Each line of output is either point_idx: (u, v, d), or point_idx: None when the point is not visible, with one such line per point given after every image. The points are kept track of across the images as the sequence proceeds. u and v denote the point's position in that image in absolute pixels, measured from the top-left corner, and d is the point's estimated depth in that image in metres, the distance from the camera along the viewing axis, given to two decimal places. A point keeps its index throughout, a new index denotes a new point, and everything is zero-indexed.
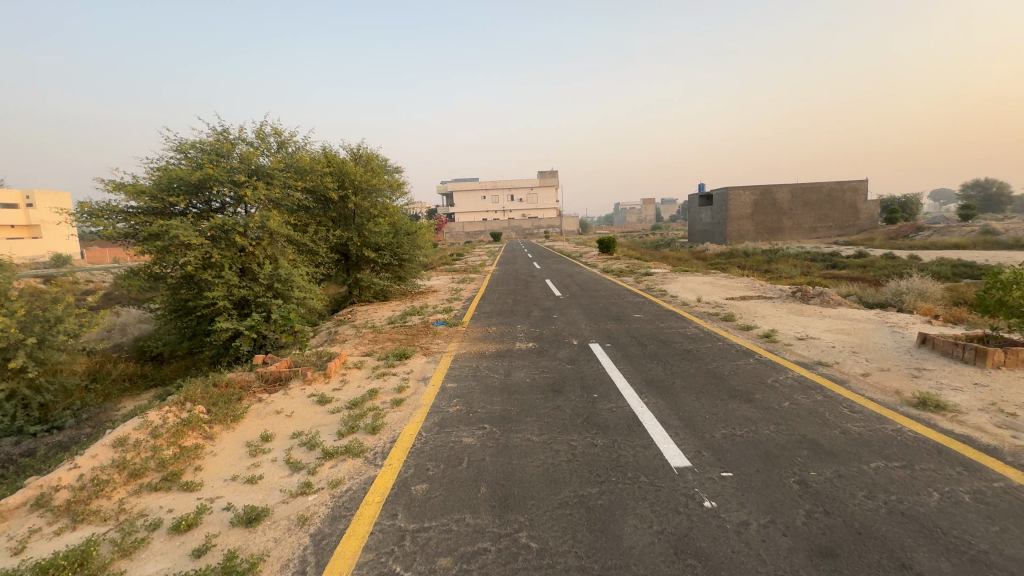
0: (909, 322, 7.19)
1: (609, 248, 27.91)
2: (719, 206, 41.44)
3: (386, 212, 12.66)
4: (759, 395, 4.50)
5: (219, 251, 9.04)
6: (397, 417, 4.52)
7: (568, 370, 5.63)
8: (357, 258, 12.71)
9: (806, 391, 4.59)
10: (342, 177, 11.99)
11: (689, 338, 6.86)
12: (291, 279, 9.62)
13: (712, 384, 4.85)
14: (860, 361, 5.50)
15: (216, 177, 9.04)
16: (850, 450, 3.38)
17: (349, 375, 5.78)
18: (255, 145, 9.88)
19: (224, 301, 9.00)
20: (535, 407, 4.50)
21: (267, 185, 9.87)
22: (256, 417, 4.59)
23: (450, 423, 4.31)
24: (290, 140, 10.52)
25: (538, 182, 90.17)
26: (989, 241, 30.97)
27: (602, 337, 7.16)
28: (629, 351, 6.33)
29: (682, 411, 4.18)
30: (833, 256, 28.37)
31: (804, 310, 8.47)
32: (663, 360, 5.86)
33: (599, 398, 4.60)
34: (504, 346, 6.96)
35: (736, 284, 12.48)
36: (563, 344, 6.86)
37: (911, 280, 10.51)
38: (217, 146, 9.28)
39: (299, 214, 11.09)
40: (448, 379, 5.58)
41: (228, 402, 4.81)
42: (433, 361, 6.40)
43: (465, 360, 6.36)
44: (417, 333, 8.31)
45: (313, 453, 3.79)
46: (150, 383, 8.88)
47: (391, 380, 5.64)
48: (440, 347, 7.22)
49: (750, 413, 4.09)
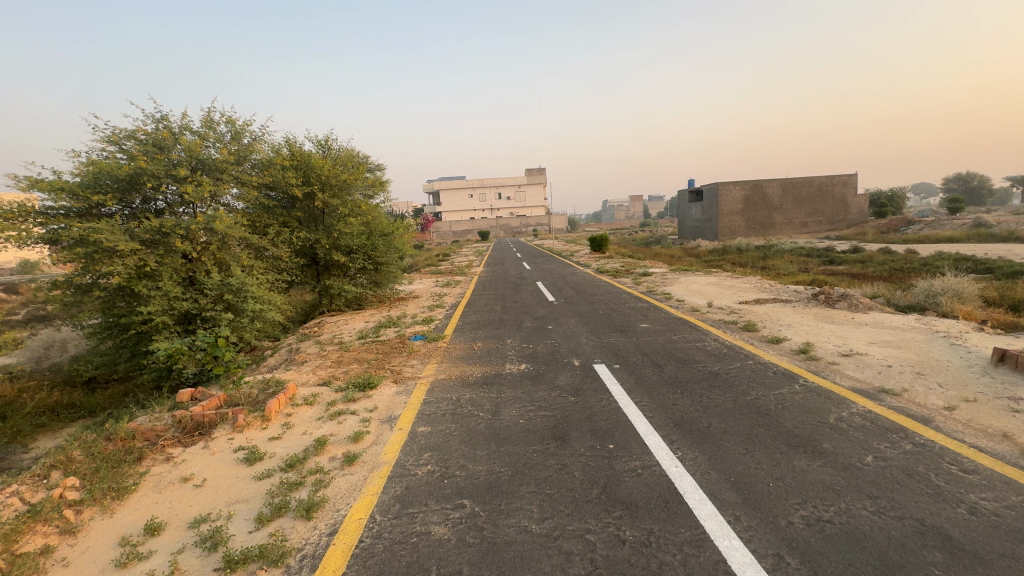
0: (963, 331, 6.15)
1: (601, 247, 26.92)
2: (710, 202, 40.66)
3: (358, 210, 11.31)
4: (827, 445, 3.40)
5: (158, 259, 7.77)
6: (345, 486, 3.33)
7: (572, 404, 4.47)
8: (326, 263, 11.35)
9: (887, 437, 3.50)
10: (307, 172, 10.65)
11: (712, 356, 5.76)
12: (244, 289, 8.38)
13: (760, 427, 3.73)
14: (933, 387, 4.43)
15: (152, 171, 7.73)
16: (1002, 550, 2.28)
17: (295, 417, 4.55)
18: (201, 134, 8.56)
19: (164, 317, 7.72)
20: (532, 468, 3.34)
21: (217, 181, 8.62)
22: (152, 489, 3.37)
23: (416, 496, 3.13)
24: (244, 129, 9.22)
25: (525, 180, 88.93)
26: (982, 234, 30.52)
27: (608, 356, 5.99)
28: (644, 375, 5.19)
29: (735, 476, 3.05)
30: (829, 252, 27.57)
31: (834, 316, 7.44)
32: (688, 387, 4.74)
33: (617, 453, 3.45)
34: (490, 370, 5.75)
35: (743, 286, 11.40)
36: (562, 366, 5.67)
37: (937, 279, 9.54)
38: (155, 136, 7.98)
39: (257, 214, 9.82)
40: (420, 420, 4.40)
41: (119, 467, 3.57)
42: (403, 393, 5.18)
43: (443, 391, 5.15)
44: (390, 352, 7.06)
45: (210, 562, 2.58)
46: (76, 414, 7.56)
47: (348, 423, 4.43)
48: (414, 372, 5.97)
49: (826, 477, 2.98)
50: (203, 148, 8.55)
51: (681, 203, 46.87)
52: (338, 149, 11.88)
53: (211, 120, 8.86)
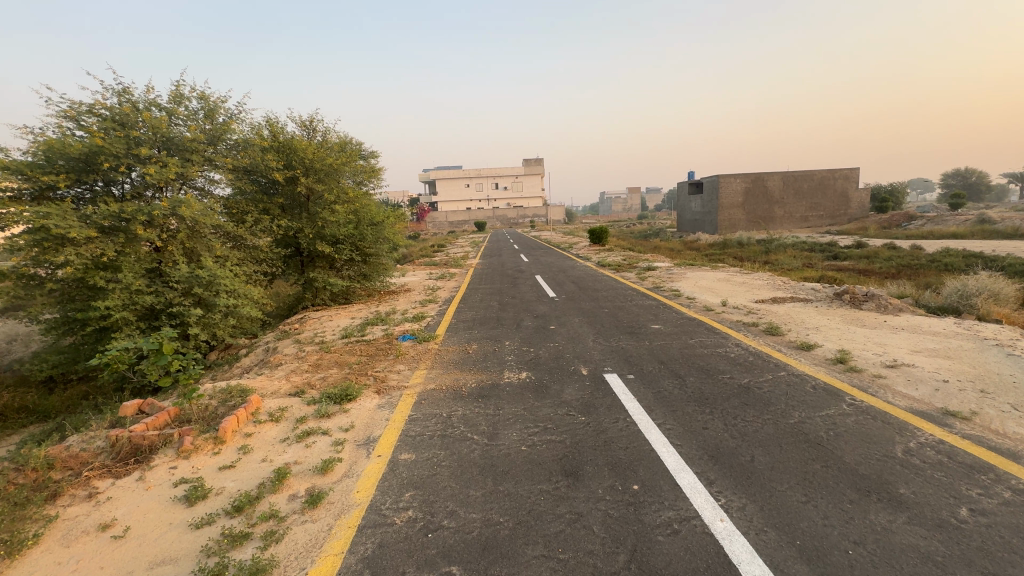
0: (1016, 339, 5.49)
1: (599, 239, 26.21)
2: (710, 195, 39.90)
3: (346, 197, 10.46)
4: (905, 492, 2.74)
5: (118, 248, 6.99)
6: (301, 540, 2.63)
7: (583, 427, 3.78)
8: (310, 253, 10.52)
9: (977, 480, 2.83)
10: (290, 155, 9.80)
11: (738, 365, 5.09)
12: (216, 282, 7.64)
13: (816, 464, 3.07)
14: (1007, 410, 3.78)
15: (111, 150, 6.94)
16: None
17: (255, 438, 3.85)
18: (168, 110, 7.75)
19: (125, 313, 6.98)
20: (539, 519, 2.67)
21: (187, 162, 7.84)
22: (59, 542, 2.68)
23: (390, 560, 2.44)
24: (218, 106, 8.41)
25: (522, 171, 87.76)
26: (986, 231, 29.96)
27: (620, 363, 5.30)
28: (664, 389, 4.50)
29: (800, 538, 2.38)
30: (832, 247, 26.89)
31: (863, 319, 6.78)
32: (718, 405, 4.05)
33: (645, 499, 2.78)
34: (486, 380, 5.04)
35: (755, 283, 10.69)
36: (568, 376, 4.97)
37: (966, 278, 8.86)
38: (114, 111, 7.19)
39: (232, 201, 9.02)
40: (403, 444, 3.70)
41: (21, 511, 2.86)
42: (386, 407, 4.48)
43: (432, 406, 4.45)
44: (375, 354, 6.34)
45: None
46: (27, 419, 6.81)
47: (317, 447, 3.73)
48: (400, 380, 5.26)
49: (920, 543, 2.31)
50: (170, 125, 7.74)
51: (681, 195, 46.16)
52: (324, 131, 11.02)
53: (180, 95, 8.04)
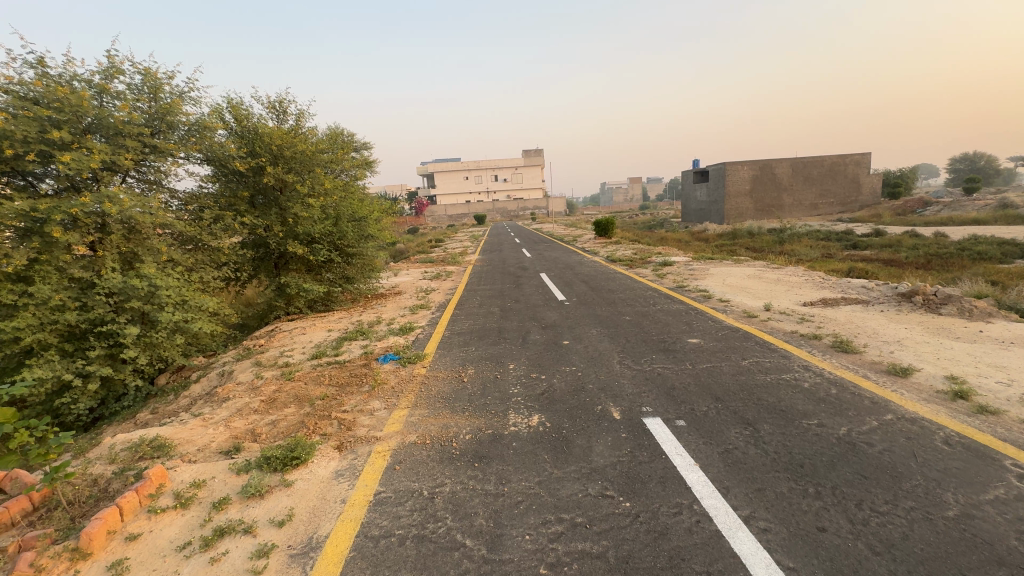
0: None
1: (605, 232, 24.61)
2: (718, 184, 38.37)
3: (322, 189, 9.09)
4: None
5: (33, 255, 5.70)
6: None
7: (631, 525, 2.49)
8: (283, 255, 9.18)
9: None
10: (255, 142, 8.46)
11: (822, 402, 3.79)
12: (158, 293, 6.35)
13: None
14: None
15: (15, 134, 5.62)
16: None
17: (140, 546, 2.57)
18: (94, 84, 6.38)
19: (42, 333, 5.71)
20: None
21: (120, 149, 6.51)
22: None
23: None
24: (161, 82, 7.02)
25: (522, 163, 86.02)
26: (1010, 216, 28.43)
27: (663, 400, 4.00)
28: (735, 447, 3.19)
29: None
30: (848, 236, 25.22)
31: (953, 329, 5.47)
32: (825, 482, 2.74)
33: None
34: (485, 429, 3.73)
35: (792, 280, 9.34)
36: (595, 423, 3.67)
37: None
38: (24, 86, 5.88)
39: (185, 195, 7.70)
40: (356, 561, 2.41)
41: None
42: (344, 478, 3.19)
43: (408, 477, 3.15)
44: (347, 384, 5.04)
45: None
46: None
47: (227, 562, 2.45)
48: (371, 428, 3.95)
49: None
50: (101, 105, 6.41)
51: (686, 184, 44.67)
52: (298, 115, 9.65)
53: (114, 69, 6.68)
